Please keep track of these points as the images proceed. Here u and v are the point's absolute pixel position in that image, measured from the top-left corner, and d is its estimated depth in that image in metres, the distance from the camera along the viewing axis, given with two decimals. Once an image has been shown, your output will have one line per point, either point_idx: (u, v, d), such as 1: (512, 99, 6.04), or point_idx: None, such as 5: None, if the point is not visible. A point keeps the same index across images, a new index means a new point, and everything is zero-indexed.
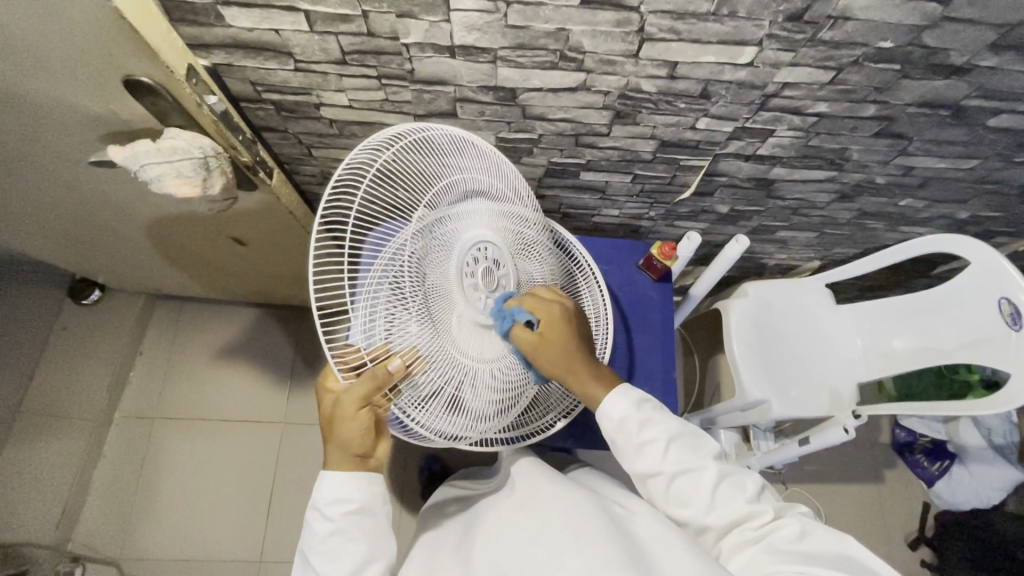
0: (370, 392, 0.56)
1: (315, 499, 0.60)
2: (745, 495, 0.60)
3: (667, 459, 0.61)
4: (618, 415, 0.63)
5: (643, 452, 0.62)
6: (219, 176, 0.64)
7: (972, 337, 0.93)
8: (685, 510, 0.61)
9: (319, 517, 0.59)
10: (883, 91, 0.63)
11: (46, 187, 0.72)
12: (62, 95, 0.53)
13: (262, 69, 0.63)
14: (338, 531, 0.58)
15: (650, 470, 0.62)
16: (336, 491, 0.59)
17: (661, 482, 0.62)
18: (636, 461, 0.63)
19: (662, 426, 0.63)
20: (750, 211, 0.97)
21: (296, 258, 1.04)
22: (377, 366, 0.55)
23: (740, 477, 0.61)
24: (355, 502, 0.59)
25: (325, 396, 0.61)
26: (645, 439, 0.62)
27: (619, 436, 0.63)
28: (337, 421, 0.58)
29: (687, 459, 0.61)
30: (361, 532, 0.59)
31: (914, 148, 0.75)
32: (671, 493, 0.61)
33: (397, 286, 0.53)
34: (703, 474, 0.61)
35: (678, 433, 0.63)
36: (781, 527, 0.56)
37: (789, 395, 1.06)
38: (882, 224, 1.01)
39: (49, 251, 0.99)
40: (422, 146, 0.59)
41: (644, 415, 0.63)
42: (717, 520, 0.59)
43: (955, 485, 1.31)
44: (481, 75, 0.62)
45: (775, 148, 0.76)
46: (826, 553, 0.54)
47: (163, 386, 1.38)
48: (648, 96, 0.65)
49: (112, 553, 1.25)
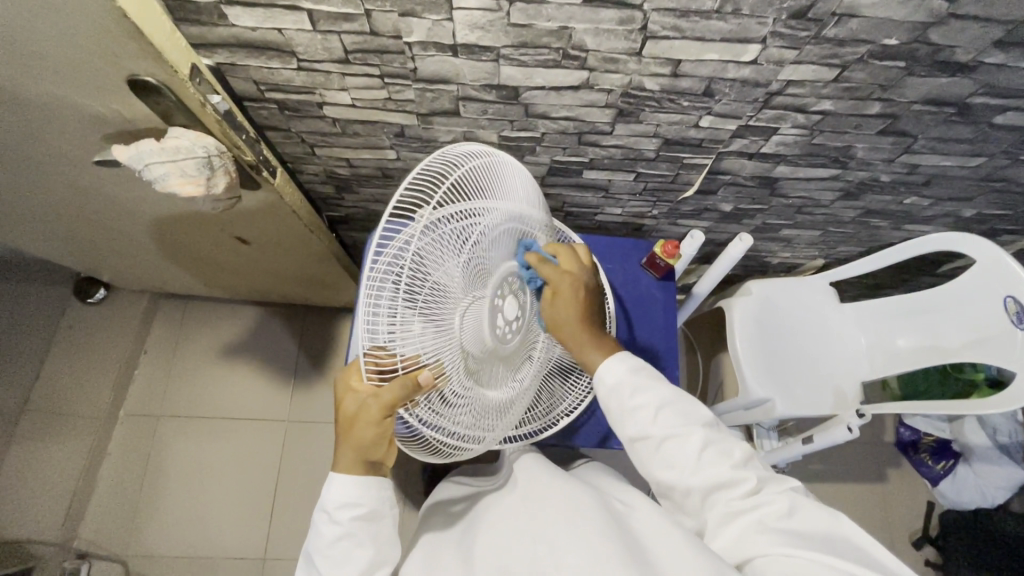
0: (399, 403, 0.55)
1: (323, 501, 0.60)
2: (729, 462, 0.60)
3: (656, 424, 0.62)
4: (611, 380, 0.64)
5: (633, 417, 0.63)
6: (223, 176, 0.64)
7: (978, 335, 0.93)
8: (669, 474, 0.61)
9: (327, 520, 0.59)
10: (888, 88, 0.63)
11: (52, 186, 0.73)
12: (68, 95, 0.53)
13: (265, 68, 0.63)
14: (346, 535, 0.59)
15: (639, 433, 0.62)
16: (345, 494, 0.59)
17: (648, 446, 0.62)
18: (625, 423, 0.63)
19: (654, 394, 0.63)
20: (754, 209, 0.96)
21: (299, 257, 1.04)
22: (407, 376, 0.54)
23: (726, 445, 0.61)
24: (364, 507, 0.59)
25: (344, 393, 0.58)
26: (636, 404, 0.63)
27: (610, 396, 0.64)
28: (357, 424, 0.57)
29: (678, 425, 0.61)
30: (364, 534, 0.59)
31: (920, 146, 0.74)
32: (657, 456, 0.62)
33: (417, 289, 0.53)
34: (690, 441, 0.60)
35: (669, 399, 0.63)
36: (770, 504, 0.57)
37: (793, 394, 1.06)
38: (887, 223, 1.01)
39: (53, 250, 1.00)
40: (487, 170, 0.59)
41: (636, 381, 0.63)
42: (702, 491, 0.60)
43: (959, 484, 1.31)
44: (484, 74, 0.62)
45: (779, 146, 0.75)
46: (814, 531, 0.55)
47: (168, 384, 1.38)
48: (652, 94, 0.65)
49: (116, 550, 1.26)
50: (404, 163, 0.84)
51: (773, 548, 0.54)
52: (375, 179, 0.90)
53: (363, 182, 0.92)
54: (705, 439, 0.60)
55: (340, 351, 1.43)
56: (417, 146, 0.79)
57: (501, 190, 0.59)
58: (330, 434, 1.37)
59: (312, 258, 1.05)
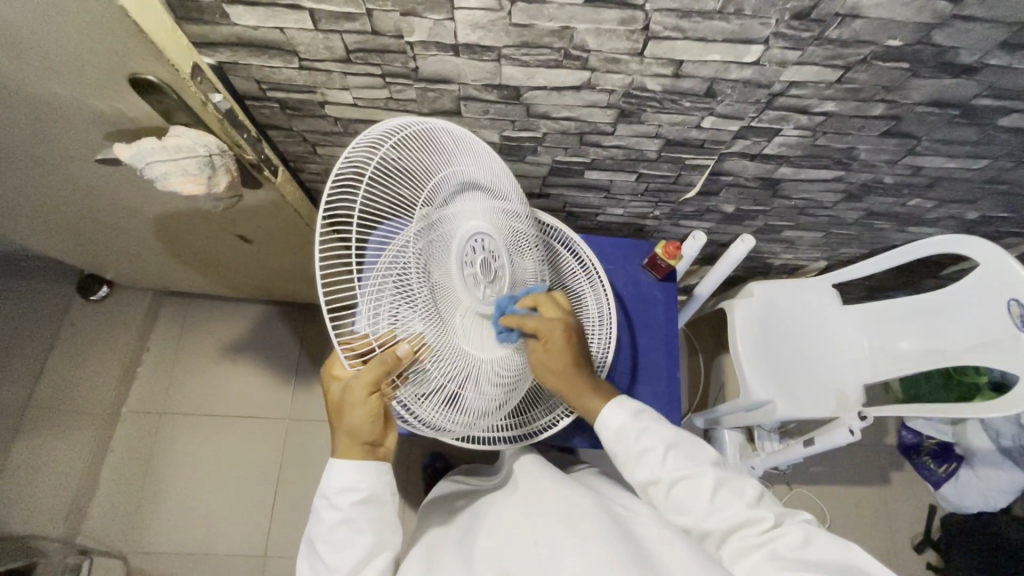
0: (379, 379, 0.54)
1: (323, 487, 0.60)
2: (745, 500, 0.61)
3: (666, 465, 0.64)
4: (616, 424, 0.66)
5: (641, 460, 0.65)
6: (224, 174, 0.64)
7: (981, 338, 0.93)
8: (686, 517, 0.62)
9: (327, 506, 0.60)
10: (891, 89, 0.62)
11: (54, 184, 0.73)
12: (70, 94, 0.54)
13: (267, 66, 0.63)
14: (345, 521, 0.59)
15: (650, 477, 0.64)
16: (345, 479, 0.59)
17: (660, 490, 0.64)
18: (636, 470, 0.65)
19: (659, 434, 0.65)
20: (756, 210, 0.96)
21: (300, 256, 1.04)
22: (385, 352, 0.53)
23: (738, 483, 0.62)
24: (364, 491, 0.59)
25: (331, 382, 0.60)
26: (643, 446, 0.65)
27: (619, 444, 0.66)
28: (346, 409, 0.58)
29: (685, 465, 0.63)
30: (364, 524, 0.59)
31: (924, 148, 0.74)
32: (670, 500, 0.63)
33: (399, 279, 0.51)
34: (701, 480, 0.62)
35: (676, 441, 0.65)
36: (784, 534, 0.57)
37: (794, 396, 1.06)
38: (890, 224, 1.00)
39: (56, 247, 1.00)
40: (413, 136, 0.57)
41: (642, 424, 0.66)
42: (723, 533, 0.60)
43: (962, 487, 1.30)
44: (485, 74, 0.62)
45: (781, 147, 0.75)
46: (830, 561, 0.54)
47: (170, 382, 1.39)
48: (653, 95, 0.65)
49: (116, 546, 1.27)
50: None
51: None
52: None
53: None
54: (717, 479, 0.62)
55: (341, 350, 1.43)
56: None
57: (497, 187, 0.60)
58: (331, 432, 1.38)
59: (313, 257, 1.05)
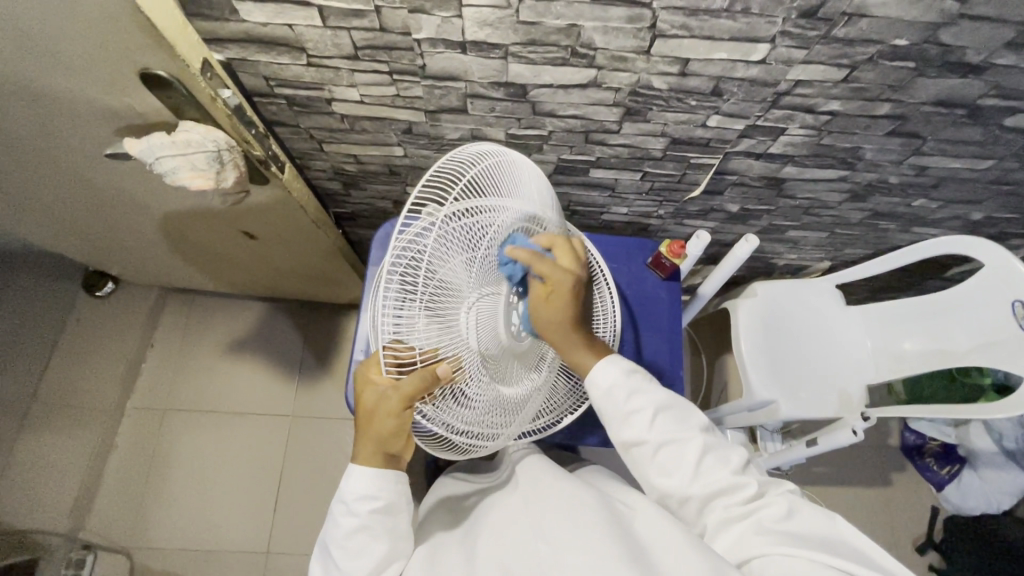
0: (416, 394, 0.55)
1: (341, 492, 0.60)
2: (729, 468, 0.61)
3: (654, 428, 0.63)
4: (606, 382, 0.64)
5: (629, 421, 0.63)
6: (232, 170, 0.65)
7: (984, 339, 0.94)
8: (669, 481, 0.62)
9: (344, 512, 0.60)
10: (898, 89, 0.62)
11: (62, 179, 0.74)
12: (80, 88, 0.54)
13: (275, 63, 0.63)
14: (363, 527, 0.59)
15: (635, 438, 0.63)
16: (364, 486, 0.59)
17: (645, 452, 0.63)
18: (621, 430, 0.64)
19: (650, 397, 0.64)
20: (760, 210, 0.96)
21: (306, 253, 1.05)
22: (426, 368, 0.54)
23: (724, 450, 0.63)
24: (382, 501, 0.60)
25: (363, 387, 0.60)
26: (632, 407, 0.63)
27: (605, 402, 0.64)
28: (376, 418, 0.58)
29: (673, 430, 0.63)
30: (379, 530, 0.60)
31: (929, 148, 0.74)
32: (655, 462, 0.62)
33: (444, 289, 0.53)
34: (689, 445, 0.62)
35: (665, 404, 0.64)
36: (769, 507, 0.58)
37: (798, 396, 1.06)
38: (894, 225, 1.00)
39: (62, 242, 1.01)
40: (497, 164, 0.58)
41: (632, 383, 0.64)
42: (702, 499, 0.61)
43: (965, 489, 1.33)
44: (492, 71, 0.63)
45: (787, 146, 0.75)
46: (813, 533, 0.56)
47: (173, 379, 1.39)
48: (660, 93, 0.65)
49: (120, 541, 1.27)
50: (411, 159, 0.85)
51: (771, 549, 0.54)
52: (382, 175, 0.91)
53: (370, 179, 0.92)
54: (703, 445, 0.62)
55: (345, 347, 1.44)
56: (424, 143, 0.80)
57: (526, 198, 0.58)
58: (334, 430, 1.38)
59: (318, 254, 1.05)
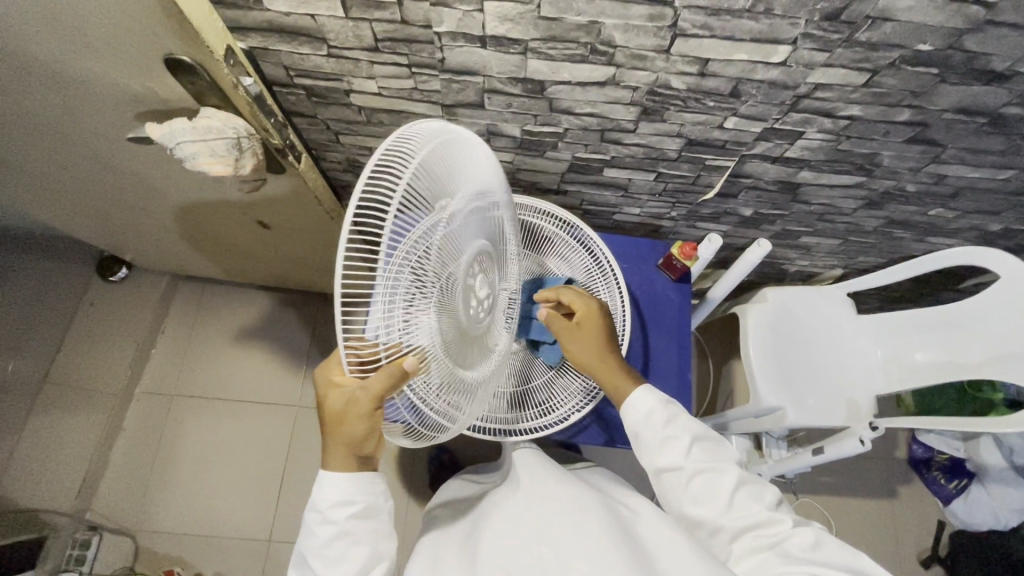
0: (386, 393, 0.51)
1: (316, 501, 0.60)
2: (764, 504, 0.61)
3: (690, 457, 0.63)
4: (645, 409, 0.66)
5: (666, 447, 0.64)
6: (251, 157, 0.65)
7: (997, 353, 0.96)
8: (702, 509, 0.62)
9: (320, 521, 0.60)
10: (920, 94, 0.62)
11: (83, 161, 0.75)
12: (105, 72, 0.55)
13: (296, 53, 0.64)
14: (341, 535, 0.60)
15: (671, 464, 0.64)
16: (338, 493, 0.59)
17: (679, 478, 0.63)
18: (656, 455, 0.65)
19: (688, 426, 0.65)
20: (774, 214, 0.95)
21: (320, 245, 1.05)
22: (392, 363, 0.49)
23: (759, 487, 0.63)
24: (359, 505, 0.60)
25: (328, 390, 0.55)
26: (670, 434, 0.64)
27: (643, 428, 0.66)
28: (346, 421, 0.54)
29: (709, 459, 0.63)
30: (363, 536, 0.61)
31: (948, 156, 0.73)
32: (687, 490, 0.63)
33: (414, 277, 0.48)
34: (724, 477, 0.62)
35: (702, 435, 0.65)
36: (796, 535, 0.59)
37: (805, 403, 1.07)
38: (910, 234, 0.99)
39: (81, 224, 1.03)
40: (454, 142, 0.54)
41: (670, 412, 0.66)
42: (732, 530, 0.61)
43: (972, 505, 1.32)
44: (511, 67, 0.63)
45: (803, 150, 0.75)
46: (839, 564, 0.56)
47: (182, 365, 1.41)
48: (677, 93, 0.65)
49: (125, 524, 1.29)
50: None
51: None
52: None
53: None
54: (740, 478, 0.62)
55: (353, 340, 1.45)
56: None
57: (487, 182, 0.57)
58: None
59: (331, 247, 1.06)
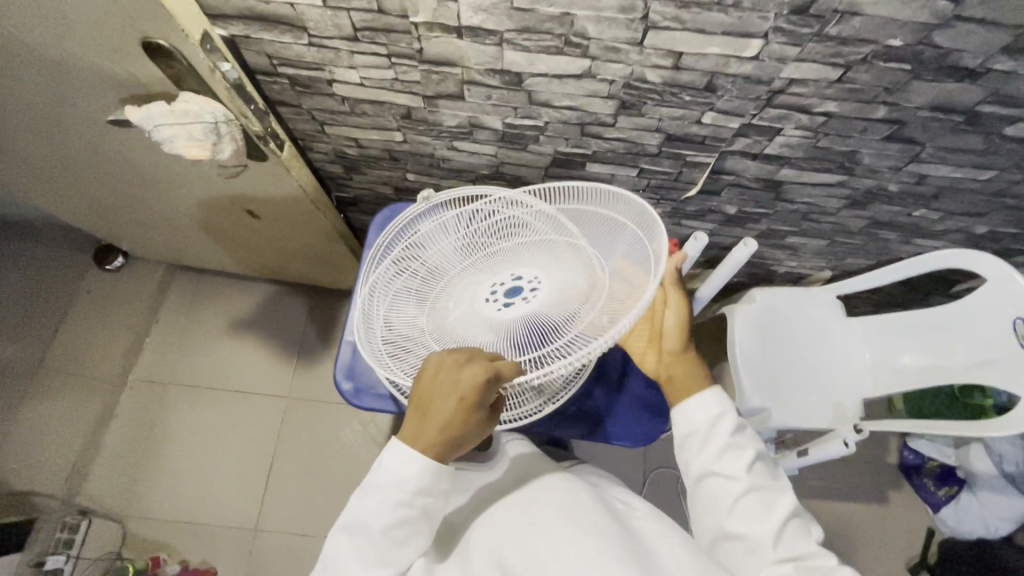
0: None
1: (403, 482, 0.59)
2: (809, 538, 0.64)
3: (752, 472, 0.67)
4: (718, 414, 0.70)
5: (729, 455, 0.68)
6: (229, 142, 0.66)
7: (984, 358, 0.95)
8: (751, 526, 0.64)
9: (402, 501, 0.59)
10: (894, 91, 0.62)
11: (72, 146, 0.76)
12: (88, 55, 0.56)
13: (278, 42, 0.65)
14: (408, 520, 0.60)
15: (732, 472, 0.67)
16: (424, 481, 0.60)
17: (734, 488, 0.66)
18: (719, 460, 0.68)
19: (754, 445, 0.69)
20: (758, 213, 0.96)
21: (309, 236, 1.06)
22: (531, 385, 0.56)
23: (805, 524, 0.66)
24: (434, 498, 0.61)
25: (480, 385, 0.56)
26: (737, 446, 0.68)
27: (709, 432, 0.69)
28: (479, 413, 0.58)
29: (768, 481, 0.67)
30: (422, 525, 0.61)
31: (928, 155, 0.73)
32: (739, 504, 0.65)
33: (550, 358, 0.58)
34: (781, 501, 0.65)
35: (765, 457, 0.69)
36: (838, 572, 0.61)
37: (790, 404, 1.07)
38: (896, 235, 0.99)
39: (75, 211, 1.04)
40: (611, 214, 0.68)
41: (740, 429, 0.70)
42: (773, 550, 0.62)
43: (962, 513, 1.31)
44: (488, 58, 0.64)
45: (783, 147, 0.75)
46: None
47: (175, 354, 1.42)
48: (653, 87, 0.66)
49: (114, 509, 1.30)
50: (411, 145, 0.86)
51: None
52: (382, 161, 0.92)
53: (371, 164, 0.94)
54: (793, 507, 0.65)
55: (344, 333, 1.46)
56: (423, 129, 0.81)
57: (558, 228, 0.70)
58: (331, 414, 1.40)
59: (321, 239, 1.07)
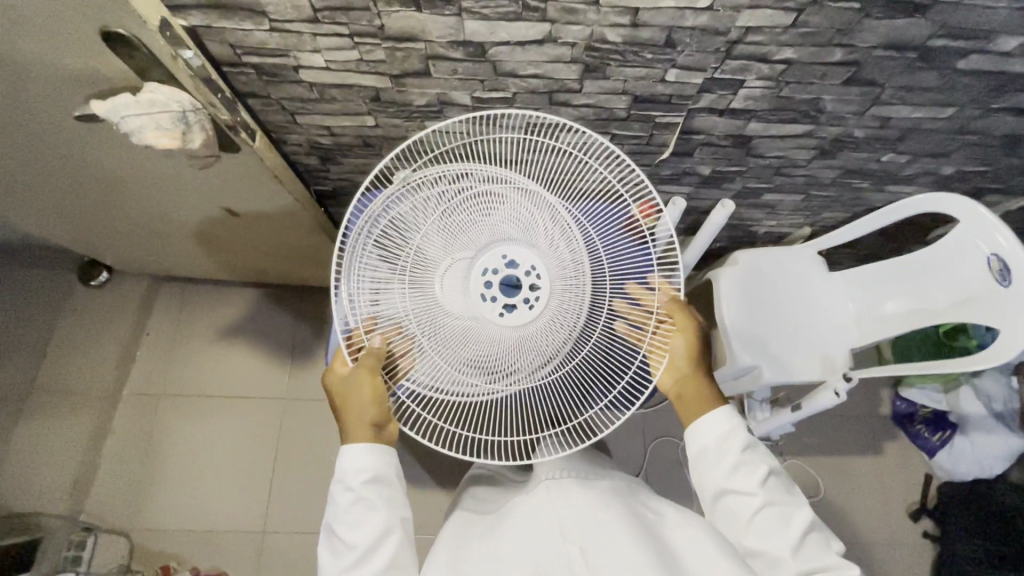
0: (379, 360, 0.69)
1: (338, 474, 0.70)
2: (828, 550, 0.69)
3: (764, 487, 0.70)
4: (726, 430, 0.72)
5: (739, 472, 0.71)
6: (200, 132, 0.69)
7: (960, 297, 0.96)
8: (769, 542, 0.68)
9: (343, 490, 0.69)
10: (847, 32, 0.63)
11: (42, 155, 0.76)
12: (47, 55, 0.56)
13: (239, 30, 0.65)
14: (358, 501, 0.68)
15: (746, 489, 0.70)
16: (356, 461, 0.69)
17: (748, 505, 0.70)
18: (731, 479, 0.71)
19: (764, 458, 0.72)
20: (732, 171, 0.97)
21: (291, 232, 1.06)
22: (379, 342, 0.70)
23: (822, 534, 0.70)
24: (369, 472, 0.69)
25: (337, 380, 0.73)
26: (748, 463, 0.71)
27: (719, 451, 0.72)
28: (354, 394, 0.70)
29: (781, 494, 0.71)
30: (375, 506, 0.68)
31: (888, 96, 0.75)
32: (754, 522, 0.69)
33: (582, 370, 0.72)
34: (794, 518, 0.69)
35: (776, 468, 0.72)
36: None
37: (779, 361, 1.09)
38: (868, 184, 1.01)
39: (53, 227, 1.04)
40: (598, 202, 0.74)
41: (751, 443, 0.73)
42: (794, 564, 0.67)
43: (957, 455, 1.32)
44: (449, 29, 0.64)
45: (748, 100, 0.76)
46: None
47: (168, 365, 1.42)
48: (615, 47, 0.67)
49: (119, 524, 1.30)
50: (383, 129, 0.87)
51: None
52: (357, 148, 0.93)
53: (347, 152, 0.94)
54: (810, 520, 0.69)
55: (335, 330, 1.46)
56: (394, 110, 0.81)
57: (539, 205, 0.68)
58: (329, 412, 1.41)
59: (302, 233, 1.07)
